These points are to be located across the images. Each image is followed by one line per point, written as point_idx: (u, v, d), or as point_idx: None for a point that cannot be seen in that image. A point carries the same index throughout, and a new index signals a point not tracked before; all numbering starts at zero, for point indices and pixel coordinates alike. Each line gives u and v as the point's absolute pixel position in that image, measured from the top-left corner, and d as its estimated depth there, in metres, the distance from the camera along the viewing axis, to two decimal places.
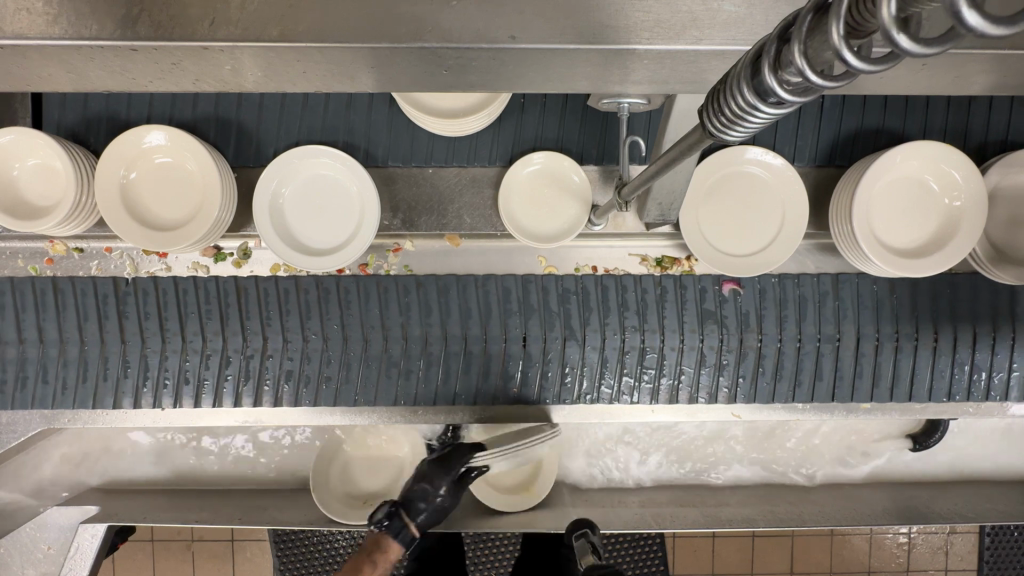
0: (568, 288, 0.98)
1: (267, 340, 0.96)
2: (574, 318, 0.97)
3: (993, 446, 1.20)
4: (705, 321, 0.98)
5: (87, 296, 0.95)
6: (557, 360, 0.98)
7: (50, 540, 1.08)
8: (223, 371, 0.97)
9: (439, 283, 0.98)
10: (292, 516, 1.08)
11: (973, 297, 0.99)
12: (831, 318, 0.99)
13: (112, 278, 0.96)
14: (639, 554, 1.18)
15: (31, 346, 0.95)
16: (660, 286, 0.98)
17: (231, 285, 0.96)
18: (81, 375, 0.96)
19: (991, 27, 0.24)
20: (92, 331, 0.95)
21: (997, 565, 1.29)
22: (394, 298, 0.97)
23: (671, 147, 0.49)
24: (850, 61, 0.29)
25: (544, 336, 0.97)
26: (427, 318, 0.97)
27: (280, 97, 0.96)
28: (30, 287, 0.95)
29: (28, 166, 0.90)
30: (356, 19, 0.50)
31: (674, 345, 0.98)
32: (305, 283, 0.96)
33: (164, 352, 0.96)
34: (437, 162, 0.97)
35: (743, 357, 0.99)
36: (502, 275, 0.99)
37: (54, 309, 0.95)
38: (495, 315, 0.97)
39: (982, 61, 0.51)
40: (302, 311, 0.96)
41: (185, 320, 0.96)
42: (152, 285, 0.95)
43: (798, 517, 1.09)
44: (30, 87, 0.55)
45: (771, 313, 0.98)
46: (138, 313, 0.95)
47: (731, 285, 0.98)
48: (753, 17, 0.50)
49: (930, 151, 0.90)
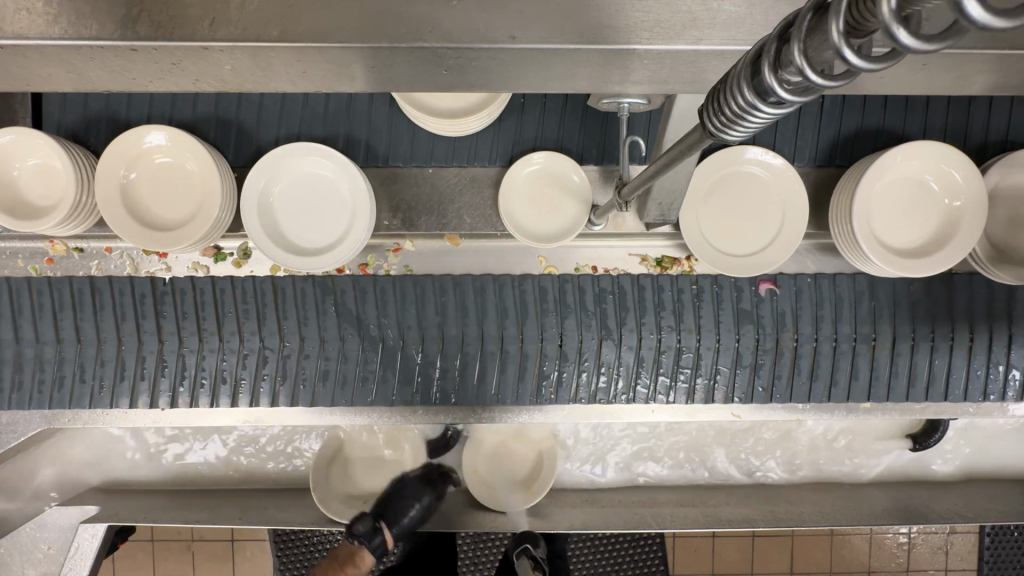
0: (605, 288, 0.98)
1: (304, 341, 0.96)
2: (610, 318, 0.97)
3: (994, 447, 1.20)
4: (741, 321, 0.98)
5: (125, 296, 0.95)
6: (593, 360, 0.98)
7: (50, 540, 1.09)
8: (260, 371, 0.97)
9: (475, 283, 0.98)
10: (292, 516, 1.09)
11: (975, 297, 1.00)
12: (866, 318, 0.99)
13: (150, 278, 0.95)
14: (639, 554, 1.18)
15: (63, 345, 0.95)
16: (696, 286, 0.98)
17: (268, 284, 0.96)
18: (120, 374, 0.96)
19: (994, 20, 0.24)
20: (130, 330, 0.95)
21: (997, 565, 1.29)
22: (430, 298, 0.97)
23: (671, 146, 0.49)
24: (850, 60, 0.29)
25: (580, 335, 0.97)
26: (464, 317, 0.97)
27: (280, 97, 0.96)
28: (68, 286, 0.95)
29: (27, 166, 0.90)
30: (356, 19, 0.50)
31: (710, 345, 0.98)
32: (342, 283, 0.96)
33: (202, 351, 0.96)
34: (437, 162, 0.97)
35: (779, 357, 0.99)
36: (538, 275, 0.99)
37: (91, 308, 0.95)
38: (533, 314, 0.97)
39: (983, 60, 0.51)
40: (343, 311, 0.96)
41: (222, 320, 0.96)
42: (189, 285, 0.95)
43: (798, 517, 1.09)
44: (30, 87, 0.55)
45: (807, 313, 0.99)
46: (175, 313, 0.95)
47: (768, 285, 0.99)
48: (753, 17, 0.50)
49: (930, 151, 0.91)
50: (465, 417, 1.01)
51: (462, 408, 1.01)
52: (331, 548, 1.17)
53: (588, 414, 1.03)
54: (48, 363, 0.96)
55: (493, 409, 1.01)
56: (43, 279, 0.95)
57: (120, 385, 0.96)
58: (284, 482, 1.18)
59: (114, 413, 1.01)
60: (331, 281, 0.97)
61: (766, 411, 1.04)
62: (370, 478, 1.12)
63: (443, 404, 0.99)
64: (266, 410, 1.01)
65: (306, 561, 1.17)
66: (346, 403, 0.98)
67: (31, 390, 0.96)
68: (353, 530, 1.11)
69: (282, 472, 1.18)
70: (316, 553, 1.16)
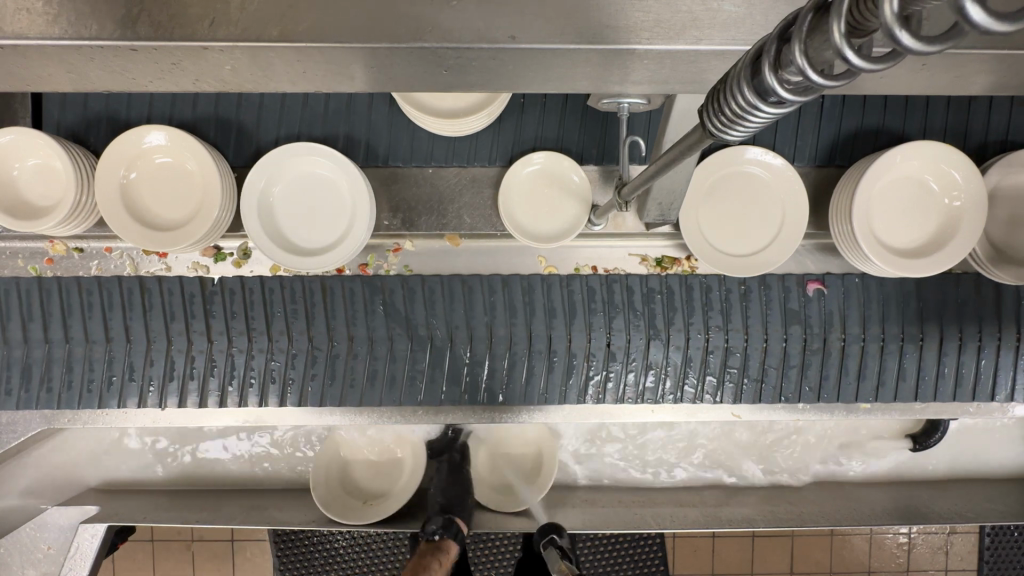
0: (653, 288, 0.98)
1: (353, 341, 0.96)
2: (658, 318, 0.97)
3: (995, 447, 1.20)
4: (789, 321, 0.98)
5: (174, 296, 0.95)
6: (640, 360, 0.98)
7: (49, 540, 1.09)
8: (309, 370, 0.97)
9: (524, 283, 0.98)
10: (292, 516, 1.09)
11: (977, 297, 1.00)
12: (914, 317, 0.99)
13: (198, 278, 0.95)
14: (639, 555, 1.18)
15: (111, 345, 0.95)
16: (744, 286, 0.98)
17: (316, 284, 0.96)
18: (168, 373, 0.96)
19: (996, 23, 0.24)
20: (179, 330, 0.95)
21: (997, 565, 1.29)
22: (479, 297, 0.98)
23: (671, 146, 0.49)
24: (851, 60, 0.29)
25: (629, 334, 0.97)
26: (512, 317, 0.97)
27: (281, 96, 0.96)
28: (117, 286, 0.95)
29: (28, 166, 0.90)
30: (356, 18, 0.50)
31: (759, 345, 0.98)
32: (391, 284, 0.97)
33: (250, 351, 0.96)
34: (437, 162, 0.97)
35: (827, 358, 0.99)
36: (585, 275, 0.99)
37: (141, 308, 0.95)
38: (581, 314, 0.97)
39: (982, 60, 0.51)
40: (392, 311, 0.97)
41: (271, 320, 0.96)
42: (238, 285, 0.95)
43: (798, 517, 1.09)
44: (31, 87, 0.55)
45: (855, 313, 0.99)
46: (224, 313, 0.95)
47: (816, 285, 0.99)
48: (753, 17, 0.50)
49: (930, 152, 0.91)
50: (465, 417, 1.01)
51: (463, 409, 1.01)
52: (331, 548, 1.17)
53: (588, 414, 1.03)
54: (52, 362, 0.96)
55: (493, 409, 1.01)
56: (92, 279, 0.95)
57: (122, 385, 0.96)
58: (284, 481, 1.18)
59: (114, 413, 1.01)
60: (380, 282, 0.97)
61: (766, 411, 1.04)
62: (370, 479, 1.12)
63: (443, 405, 0.99)
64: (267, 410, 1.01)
65: (306, 561, 1.17)
66: (347, 403, 0.98)
67: (32, 388, 0.96)
68: (353, 530, 1.10)
69: (282, 472, 1.18)
70: (316, 553, 1.17)
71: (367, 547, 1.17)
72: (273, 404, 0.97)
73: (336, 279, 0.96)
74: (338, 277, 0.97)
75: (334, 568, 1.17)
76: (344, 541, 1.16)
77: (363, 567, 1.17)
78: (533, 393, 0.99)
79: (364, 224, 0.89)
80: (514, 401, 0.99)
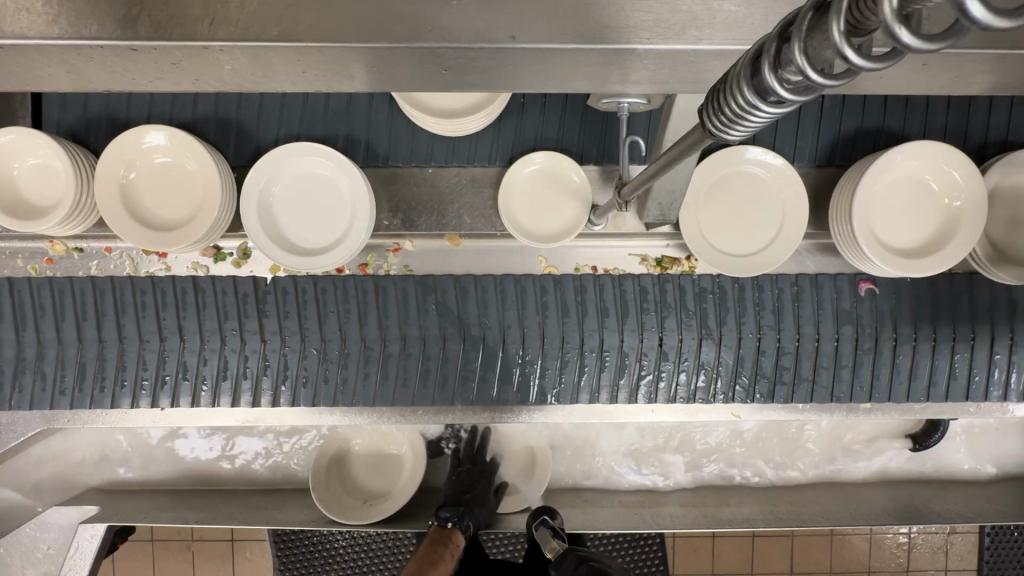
0: (705, 287, 0.98)
1: (406, 341, 0.97)
2: (709, 318, 0.98)
3: (996, 447, 1.20)
4: (840, 321, 0.99)
5: (229, 295, 0.96)
6: (691, 360, 0.99)
7: (50, 540, 1.08)
8: (363, 369, 0.97)
9: (577, 283, 0.98)
10: (291, 516, 1.09)
11: (983, 297, 1.00)
12: (966, 317, 1.00)
13: (252, 278, 0.96)
14: (638, 554, 1.19)
15: (165, 344, 0.96)
16: (795, 286, 0.99)
17: (370, 284, 0.97)
18: (222, 372, 0.97)
19: (993, 20, 0.24)
20: (233, 329, 0.96)
21: (997, 565, 1.29)
22: (532, 297, 0.98)
23: (671, 146, 0.49)
24: (850, 60, 0.29)
25: (680, 334, 0.98)
26: (565, 317, 0.97)
27: (281, 96, 0.96)
28: (171, 285, 0.95)
29: (27, 166, 0.90)
30: (356, 17, 0.50)
31: (810, 344, 0.99)
32: (443, 283, 0.97)
33: (304, 351, 0.97)
34: (437, 162, 0.97)
35: (877, 358, 1.00)
36: (637, 275, 0.99)
37: (195, 308, 0.96)
38: (633, 314, 0.98)
39: (983, 60, 0.51)
40: (445, 311, 0.97)
41: (324, 320, 0.97)
42: (292, 285, 0.96)
43: (798, 517, 1.09)
44: (30, 87, 0.55)
45: (907, 312, 0.99)
46: (278, 313, 0.96)
47: (867, 285, 0.99)
48: (753, 17, 0.50)
49: (930, 152, 0.91)
50: (466, 417, 1.01)
51: (464, 408, 1.00)
52: (331, 547, 1.17)
53: (589, 414, 1.02)
54: (56, 362, 0.96)
55: (495, 410, 1.01)
56: (132, 279, 0.95)
57: (124, 385, 0.96)
58: (283, 481, 1.18)
59: (113, 413, 1.01)
60: (433, 280, 0.97)
61: (766, 411, 1.04)
62: (370, 478, 1.13)
63: (443, 404, 0.99)
64: (267, 410, 1.01)
65: (306, 561, 1.17)
66: (347, 403, 0.98)
67: (33, 387, 0.96)
68: (352, 531, 1.10)
69: (282, 472, 1.18)
70: (316, 553, 1.17)
71: (366, 547, 1.16)
72: (272, 403, 0.98)
73: (390, 279, 0.97)
74: (391, 278, 0.97)
75: (334, 568, 1.17)
76: (344, 541, 1.16)
77: (363, 567, 1.17)
78: (534, 393, 0.99)
79: (365, 224, 0.89)
80: (514, 401, 0.99)
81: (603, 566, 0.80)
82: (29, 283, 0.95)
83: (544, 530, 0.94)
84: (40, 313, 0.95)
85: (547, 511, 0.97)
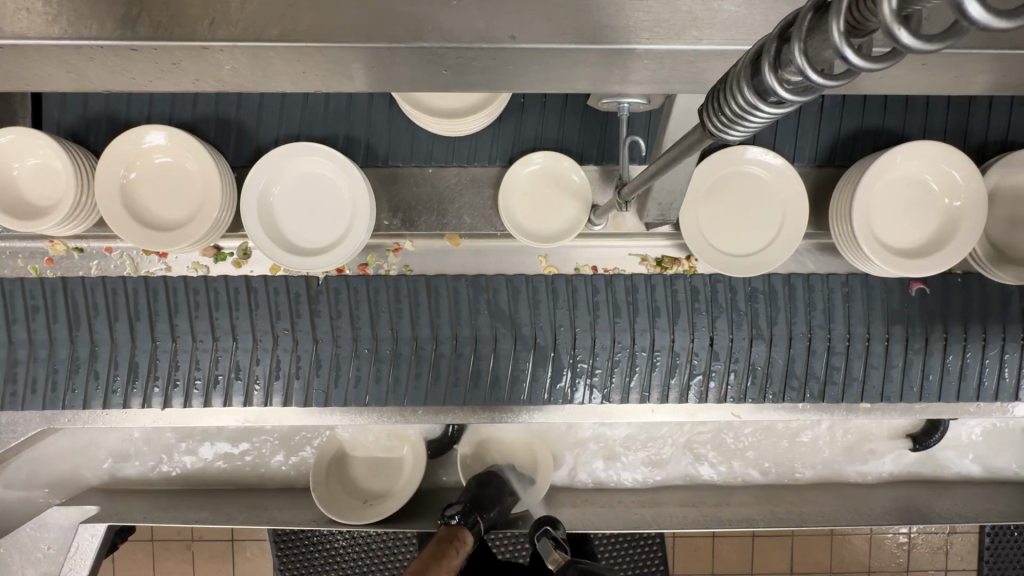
0: (756, 288, 0.99)
1: (457, 341, 0.97)
2: (760, 317, 0.99)
3: (996, 447, 1.19)
4: (891, 320, 0.99)
5: (281, 295, 0.96)
6: (742, 361, 0.99)
7: (50, 540, 1.08)
8: (414, 369, 0.97)
9: (628, 282, 0.99)
10: (291, 516, 1.09)
11: (988, 297, 1.00)
12: (1015, 316, 1.00)
13: (304, 277, 0.96)
14: (638, 554, 1.19)
15: (218, 343, 0.96)
16: (846, 286, 1.00)
17: (421, 284, 0.97)
18: (274, 372, 0.97)
19: (993, 20, 0.24)
20: (285, 329, 0.96)
21: (997, 565, 1.29)
22: (583, 297, 0.98)
23: (671, 146, 0.49)
24: (850, 61, 0.29)
25: (731, 334, 0.98)
26: (616, 317, 0.98)
27: (281, 96, 0.96)
28: (224, 285, 0.96)
29: (27, 166, 0.90)
30: (356, 17, 0.50)
31: (860, 344, 0.99)
32: (495, 283, 0.98)
33: (356, 351, 0.97)
34: (437, 162, 0.97)
35: (927, 357, 1.00)
36: (688, 274, 0.99)
37: (247, 307, 0.96)
38: (684, 313, 0.98)
39: (983, 60, 0.51)
40: (496, 311, 0.97)
41: (376, 319, 0.97)
42: (344, 284, 0.96)
43: (798, 517, 1.09)
44: (30, 87, 0.55)
45: (957, 312, 1.00)
46: (330, 312, 0.96)
47: (918, 285, 0.99)
48: (753, 17, 0.50)
49: (930, 152, 0.90)
50: (466, 416, 1.01)
51: (464, 409, 1.00)
52: (331, 547, 1.17)
53: (589, 414, 1.02)
54: (58, 362, 0.96)
55: (495, 411, 1.01)
56: (136, 279, 0.95)
57: (125, 383, 0.96)
58: (283, 482, 1.18)
59: (113, 413, 1.01)
60: (485, 280, 0.98)
61: (767, 411, 1.03)
62: (370, 478, 1.13)
63: (444, 405, 0.99)
64: (267, 410, 1.01)
65: (305, 561, 1.17)
66: (348, 403, 0.98)
67: (32, 389, 0.96)
68: (352, 531, 1.10)
69: (282, 472, 1.18)
70: (316, 553, 1.17)
71: (366, 547, 1.16)
72: (272, 404, 0.98)
73: (441, 279, 0.98)
74: (442, 277, 0.98)
75: (334, 568, 1.17)
76: (344, 541, 1.16)
77: (363, 567, 1.17)
78: (535, 393, 0.99)
79: (366, 222, 0.89)
80: (513, 401, 0.99)
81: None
82: (82, 283, 0.95)
83: (547, 541, 0.93)
84: (94, 313, 0.95)
85: (551, 521, 0.97)
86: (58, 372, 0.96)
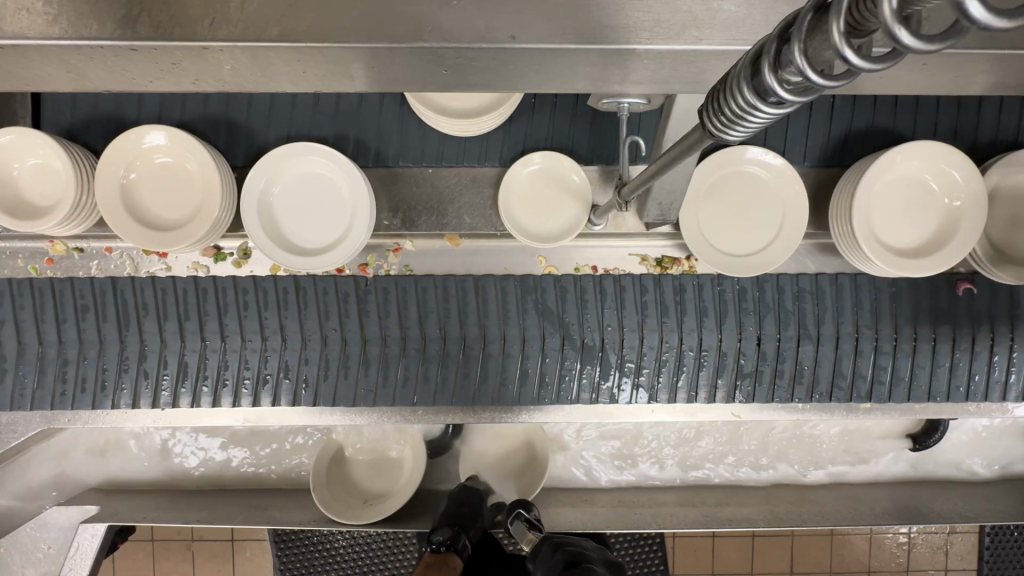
0: (804, 287, 0.99)
1: (506, 340, 0.97)
2: (807, 318, 0.99)
3: (997, 447, 1.19)
4: (937, 321, 0.99)
5: (329, 295, 0.96)
6: (790, 361, 0.99)
7: (50, 540, 1.09)
8: (462, 369, 0.97)
9: (676, 282, 0.98)
10: (291, 516, 1.09)
11: (997, 297, 1.00)
12: None
13: (353, 278, 0.96)
14: (639, 554, 1.19)
15: (267, 343, 0.96)
16: (894, 287, 0.99)
17: (470, 283, 0.98)
18: (322, 373, 0.97)
19: (994, 20, 0.24)
20: (334, 329, 0.96)
21: (997, 565, 1.29)
22: (631, 296, 0.98)
23: (671, 146, 0.49)
24: (850, 61, 0.29)
25: (779, 335, 0.98)
26: (664, 317, 0.98)
27: (291, 96, 0.96)
28: (273, 285, 0.96)
29: (27, 166, 0.90)
30: (357, 17, 0.50)
31: (907, 344, 0.99)
32: (544, 283, 0.98)
33: (404, 351, 0.97)
34: (448, 162, 0.98)
35: (975, 357, 1.00)
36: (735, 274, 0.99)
37: (296, 307, 0.96)
38: (732, 314, 0.98)
39: (983, 60, 0.51)
40: (545, 311, 0.97)
41: (424, 319, 0.97)
42: (392, 284, 0.97)
43: (797, 517, 1.09)
44: (30, 87, 0.55)
45: (1005, 311, 1.00)
46: (378, 311, 0.97)
47: (966, 284, 1.00)
48: (753, 17, 0.50)
49: (930, 152, 0.90)
50: (466, 416, 1.01)
51: (465, 409, 1.00)
52: (331, 547, 1.17)
53: (589, 414, 1.02)
54: (57, 363, 0.96)
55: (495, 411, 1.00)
56: (139, 279, 0.95)
57: (123, 382, 0.96)
58: (281, 482, 1.18)
59: (113, 413, 1.01)
60: (533, 280, 0.98)
61: (766, 411, 1.04)
62: (370, 479, 1.13)
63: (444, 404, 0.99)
64: (267, 410, 1.01)
65: (306, 561, 1.17)
66: (348, 403, 0.98)
67: (32, 388, 0.96)
68: (352, 531, 1.10)
69: (281, 471, 1.18)
70: (316, 553, 1.17)
71: (366, 547, 1.16)
72: (273, 404, 0.98)
73: (491, 279, 0.98)
74: (491, 278, 0.98)
75: (334, 568, 1.17)
76: (344, 541, 1.16)
77: (362, 567, 1.17)
78: (536, 393, 0.99)
79: (365, 220, 0.89)
80: (515, 401, 0.99)
81: (579, 549, 0.80)
82: (117, 283, 0.95)
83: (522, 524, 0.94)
84: (143, 313, 0.95)
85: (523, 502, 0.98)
86: (108, 370, 0.96)
